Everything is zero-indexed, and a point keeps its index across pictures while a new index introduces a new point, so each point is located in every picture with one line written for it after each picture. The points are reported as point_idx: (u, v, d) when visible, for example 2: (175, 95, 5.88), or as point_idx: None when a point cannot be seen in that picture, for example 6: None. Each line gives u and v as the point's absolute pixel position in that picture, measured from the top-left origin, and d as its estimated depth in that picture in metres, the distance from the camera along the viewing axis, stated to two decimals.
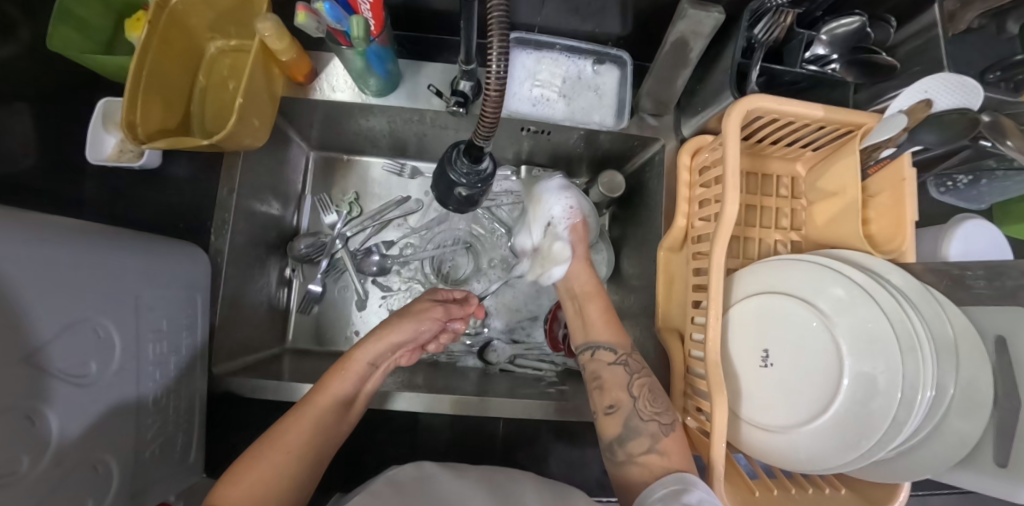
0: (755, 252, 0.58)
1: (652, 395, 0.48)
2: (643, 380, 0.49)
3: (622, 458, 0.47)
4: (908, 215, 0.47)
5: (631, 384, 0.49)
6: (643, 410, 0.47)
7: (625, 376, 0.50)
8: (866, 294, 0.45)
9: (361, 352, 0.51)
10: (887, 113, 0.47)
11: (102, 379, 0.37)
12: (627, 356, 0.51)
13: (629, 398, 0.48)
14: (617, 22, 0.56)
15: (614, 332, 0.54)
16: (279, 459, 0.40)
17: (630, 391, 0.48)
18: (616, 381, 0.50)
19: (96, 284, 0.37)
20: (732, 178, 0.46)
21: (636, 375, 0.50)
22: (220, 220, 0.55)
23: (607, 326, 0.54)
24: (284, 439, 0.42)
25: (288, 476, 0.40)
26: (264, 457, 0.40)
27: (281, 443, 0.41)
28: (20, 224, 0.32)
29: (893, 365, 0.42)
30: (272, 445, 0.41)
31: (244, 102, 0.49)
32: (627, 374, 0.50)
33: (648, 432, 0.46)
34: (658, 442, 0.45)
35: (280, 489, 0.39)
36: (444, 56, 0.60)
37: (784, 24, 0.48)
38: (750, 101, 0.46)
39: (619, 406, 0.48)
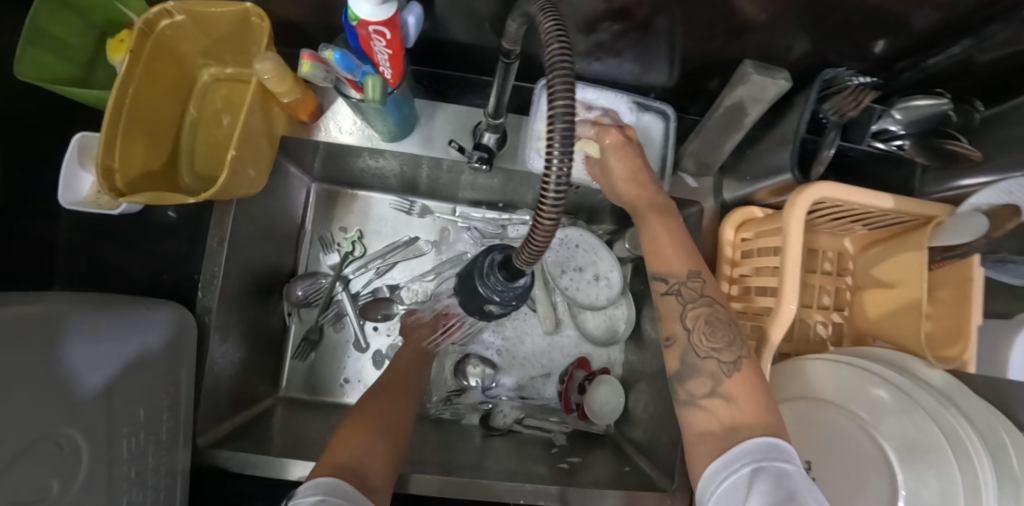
0: (794, 333, 0.53)
1: (710, 327, 0.40)
2: (701, 310, 0.41)
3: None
4: (973, 321, 0.43)
5: (686, 315, 0.41)
6: (700, 345, 0.39)
7: (678, 306, 0.41)
8: (906, 396, 0.41)
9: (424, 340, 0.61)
10: (962, 208, 0.43)
11: (65, 499, 0.32)
12: (682, 285, 0.42)
13: (683, 332, 0.41)
14: (664, 72, 0.50)
15: (684, 259, 0.43)
16: (385, 403, 0.47)
17: (684, 323, 0.41)
18: (671, 312, 0.42)
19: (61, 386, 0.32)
20: (792, 271, 0.42)
21: (690, 304, 0.41)
22: (208, 275, 0.49)
23: (674, 250, 0.43)
24: (388, 393, 0.49)
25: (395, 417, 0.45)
26: (380, 400, 0.47)
27: (382, 395, 0.48)
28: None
29: (947, 480, 0.36)
30: (375, 397, 0.47)
31: (238, 152, 0.43)
32: (680, 304, 0.41)
33: (707, 372, 0.38)
34: (721, 385, 0.37)
35: (388, 431, 0.43)
36: (467, 98, 0.54)
37: (863, 103, 0.40)
38: (823, 188, 0.41)
39: (675, 339, 0.41)
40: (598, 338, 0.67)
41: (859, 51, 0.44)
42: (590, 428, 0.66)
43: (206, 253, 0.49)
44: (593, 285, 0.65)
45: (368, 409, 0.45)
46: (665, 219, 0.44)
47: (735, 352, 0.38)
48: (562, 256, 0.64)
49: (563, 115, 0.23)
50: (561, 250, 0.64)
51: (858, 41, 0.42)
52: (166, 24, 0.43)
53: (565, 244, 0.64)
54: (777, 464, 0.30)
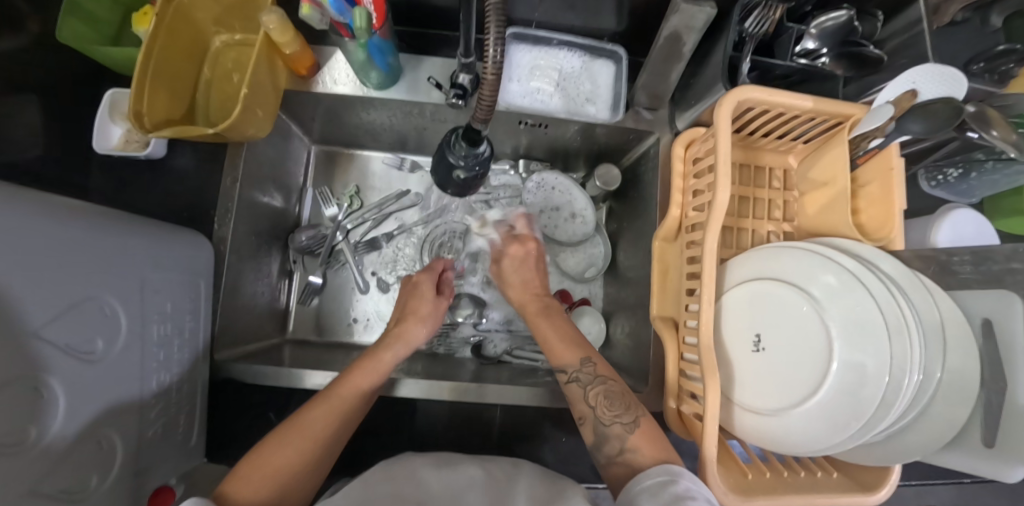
0: (748, 241, 0.59)
1: (608, 400, 0.47)
2: (599, 389, 0.48)
3: (601, 431, 0.46)
4: (895, 203, 0.48)
5: (587, 397, 0.48)
6: (603, 415, 0.46)
7: (580, 392, 0.49)
8: (857, 280, 0.45)
9: (387, 353, 0.52)
10: (874, 104, 0.49)
11: (108, 356, 0.38)
12: (579, 371, 0.50)
13: (589, 410, 0.48)
14: (612, 17, 0.58)
15: (573, 352, 0.52)
16: (302, 446, 0.42)
17: (588, 402, 0.48)
18: (576, 397, 0.49)
19: (102, 266, 0.38)
20: (725, 165, 0.47)
21: (590, 387, 0.49)
22: (223, 209, 0.56)
23: (565, 345, 0.53)
24: (308, 430, 0.43)
25: (302, 464, 0.42)
26: (286, 444, 0.42)
27: (298, 431, 0.43)
28: (28, 201, 0.32)
29: (882, 351, 0.43)
30: (290, 434, 0.43)
31: (249, 93, 0.50)
32: (581, 388, 0.49)
33: (614, 435, 0.45)
34: (627, 442, 0.44)
35: (288, 486, 0.41)
36: (443, 51, 0.61)
37: (773, 18, 0.49)
38: (745, 90, 0.47)
39: (585, 418, 0.48)
40: (579, 273, 0.73)
41: None
42: None
43: (221, 191, 0.56)
44: (569, 222, 0.71)
45: (283, 449, 0.42)
46: (522, 265, 0.62)
47: (634, 413, 0.46)
48: (540, 197, 0.71)
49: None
50: (539, 193, 0.71)
51: None
52: None
53: (542, 187, 0.71)
54: None
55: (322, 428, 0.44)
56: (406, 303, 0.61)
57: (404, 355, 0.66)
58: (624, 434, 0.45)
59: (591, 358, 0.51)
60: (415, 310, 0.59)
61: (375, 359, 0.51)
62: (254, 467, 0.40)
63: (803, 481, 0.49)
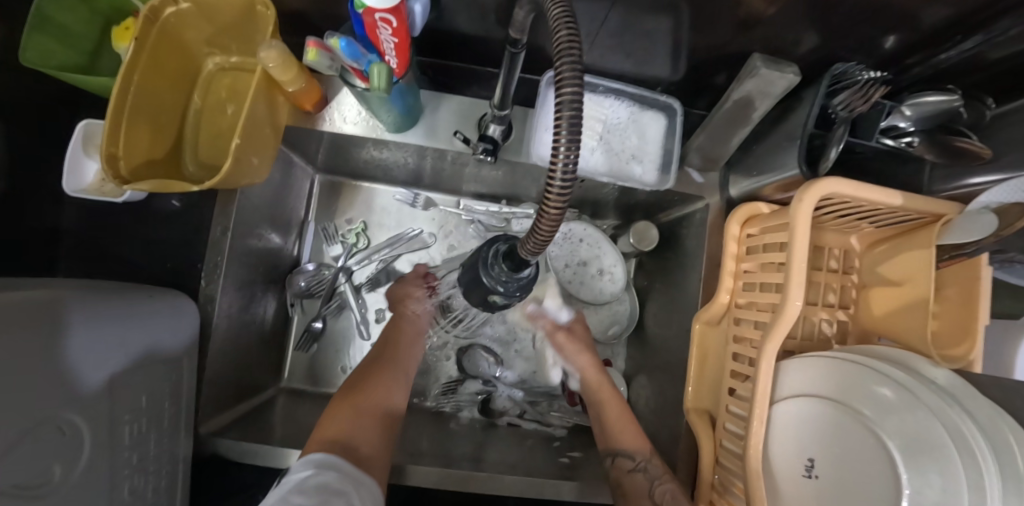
0: (798, 331, 0.53)
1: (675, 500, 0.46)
2: (665, 485, 0.48)
3: None
4: (980, 319, 0.42)
5: (653, 492, 0.47)
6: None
7: (647, 484, 0.48)
8: (914, 396, 0.39)
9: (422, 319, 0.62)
10: (971, 207, 0.42)
11: (66, 483, 0.32)
12: (645, 463, 0.50)
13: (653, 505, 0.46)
14: (669, 67, 0.50)
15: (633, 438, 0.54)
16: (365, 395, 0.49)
17: (653, 498, 0.47)
18: (638, 489, 0.48)
19: (55, 373, 0.32)
20: (799, 270, 0.41)
21: (657, 481, 0.48)
22: (211, 264, 0.49)
23: (627, 431, 0.54)
24: (365, 386, 0.50)
25: (372, 407, 0.48)
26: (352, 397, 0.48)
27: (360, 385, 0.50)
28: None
29: (952, 485, 0.36)
30: (354, 390, 0.49)
31: (242, 141, 0.42)
32: (647, 480, 0.48)
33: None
34: None
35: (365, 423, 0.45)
36: (472, 90, 0.54)
37: (874, 98, 0.40)
38: (830, 184, 0.40)
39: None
40: (601, 333, 0.67)
41: (870, 47, 0.43)
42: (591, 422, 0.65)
43: (209, 242, 0.49)
44: (597, 279, 0.64)
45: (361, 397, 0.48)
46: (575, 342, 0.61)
47: None
48: (566, 251, 0.63)
49: (571, 102, 0.24)
50: (565, 245, 0.63)
51: (869, 38, 0.42)
52: (172, 12, 0.43)
53: (569, 238, 0.63)
54: None
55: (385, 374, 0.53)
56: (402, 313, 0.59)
57: (408, 418, 0.61)
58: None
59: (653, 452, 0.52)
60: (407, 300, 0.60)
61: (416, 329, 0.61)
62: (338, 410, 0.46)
63: None
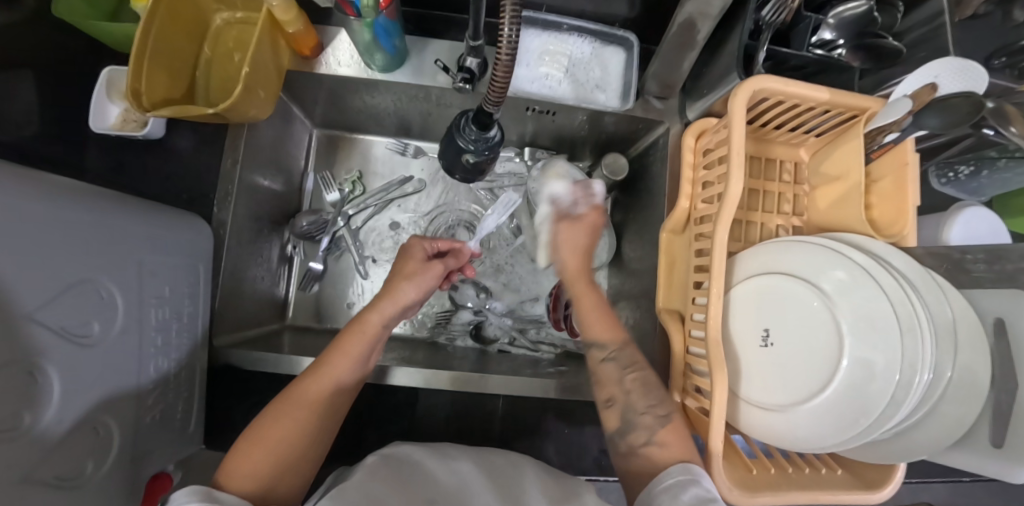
0: (755, 234, 0.58)
1: (645, 388, 0.48)
2: (636, 374, 0.49)
3: (630, 418, 0.47)
4: (909, 200, 0.48)
5: (623, 379, 0.48)
6: (638, 404, 0.47)
7: (617, 372, 0.49)
8: (867, 276, 0.45)
9: (374, 314, 0.49)
10: (892, 98, 0.48)
11: (106, 339, 0.37)
12: (618, 352, 0.49)
13: (620, 392, 0.48)
14: (624, 3, 0.57)
15: (608, 330, 0.50)
16: (296, 418, 0.43)
17: (622, 387, 0.48)
18: (610, 377, 0.49)
19: (96, 251, 0.37)
20: (738, 157, 0.47)
21: (627, 370, 0.49)
22: (223, 192, 0.55)
23: (603, 322, 0.51)
24: (298, 402, 0.43)
25: (298, 440, 0.42)
26: (280, 416, 0.42)
27: (281, 412, 0.43)
28: (18, 178, 0.31)
29: (893, 351, 0.42)
30: (285, 406, 0.43)
31: (250, 73, 0.49)
32: (618, 370, 0.49)
33: (643, 425, 0.46)
34: (656, 435, 0.45)
35: (285, 458, 0.41)
36: (451, 33, 0.60)
37: (793, 6, 0.47)
38: (759, 80, 0.46)
39: (615, 400, 0.48)
40: None
41: None
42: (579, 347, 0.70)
43: (221, 174, 0.55)
44: None
45: (280, 433, 0.42)
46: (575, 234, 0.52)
47: (667, 407, 0.47)
48: None
49: None
50: None
51: None
52: None
53: None
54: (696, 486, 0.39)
55: (311, 402, 0.44)
56: (400, 269, 0.53)
57: (406, 344, 0.66)
58: (653, 426, 0.46)
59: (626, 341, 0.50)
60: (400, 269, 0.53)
61: (363, 321, 0.49)
62: (247, 452, 0.40)
63: (807, 477, 0.49)
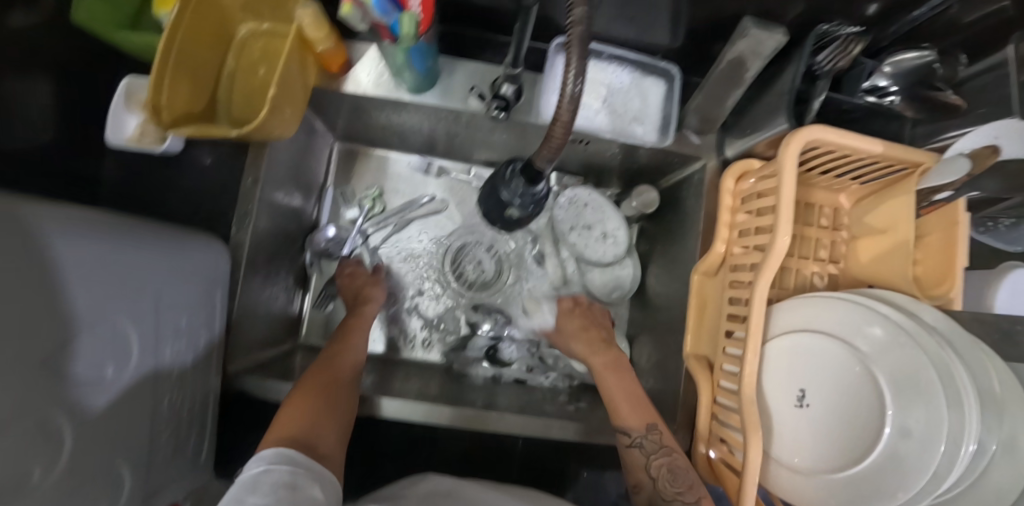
0: (789, 282, 0.56)
1: (672, 474, 0.45)
2: (663, 460, 0.46)
3: (658, 503, 0.44)
4: (956, 262, 0.45)
5: (650, 466, 0.46)
6: (664, 491, 0.44)
7: (641, 458, 0.47)
8: (909, 336, 0.42)
9: (371, 305, 0.62)
10: (947, 154, 0.46)
11: (119, 383, 0.35)
12: (644, 437, 0.48)
13: (649, 479, 0.46)
14: (669, 34, 0.54)
15: (639, 415, 0.50)
16: (328, 373, 0.49)
17: (650, 472, 0.46)
18: (636, 463, 0.47)
19: (113, 292, 0.34)
20: (787, 210, 0.44)
21: (652, 456, 0.46)
22: (242, 212, 0.52)
23: (632, 407, 0.51)
24: (325, 365, 0.50)
25: (335, 387, 0.48)
26: (315, 374, 0.49)
27: (315, 377, 0.48)
28: (33, 218, 0.28)
29: (935, 417, 0.39)
30: (316, 369, 0.49)
31: (278, 93, 0.46)
32: (643, 456, 0.47)
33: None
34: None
35: (327, 400, 0.46)
36: (485, 56, 0.57)
37: (851, 54, 0.45)
38: (811, 130, 0.44)
39: (642, 487, 0.47)
40: (604, 296, 0.70)
41: (854, 10, 0.47)
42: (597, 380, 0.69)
43: (241, 192, 0.53)
44: (601, 243, 0.66)
45: (315, 391, 0.46)
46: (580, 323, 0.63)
47: (697, 493, 0.43)
48: (571, 215, 0.66)
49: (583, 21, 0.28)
50: (570, 210, 0.67)
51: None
52: None
53: (574, 203, 0.66)
54: None
55: (339, 359, 0.52)
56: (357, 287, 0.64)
57: (420, 372, 0.64)
58: None
59: (658, 424, 0.49)
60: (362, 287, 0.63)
61: (366, 311, 0.61)
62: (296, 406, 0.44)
63: None
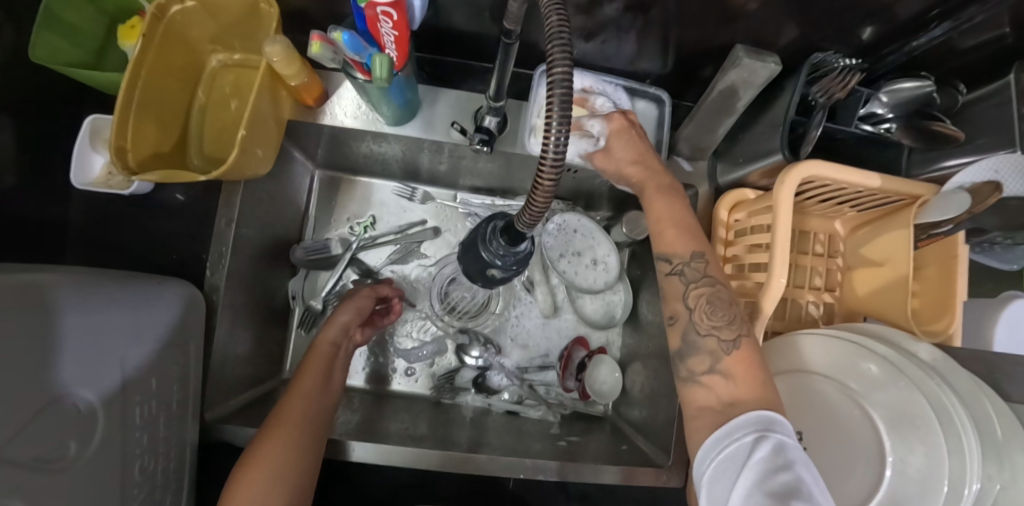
0: (787, 313, 0.54)
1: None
2: (705, 290, 0.40)
3: (691, 339, 0.39)
4: (957, 294, 0.44)
5: (688, 294, 0.41)
6: (700, 322, 0.39)
7: (680, 286, 0.41)
8: (900, 373, 0.42)
9: (331, 331, 0.55)
10: (946, 187, 0.44)
11: (84, 458, 0.33)
12: (685, 264, 0.41)
13: (686, 310, 0.41)
14: (658, 60, 0.53)
15: (687, 241, 0.42)
16: (288, 428, 0.43)
17: (686, 303, 0.41)
18: (674, 292, 0.41)
19: (60, 366, 0.32)
20: (782, 249, 0.43)
21: (692, 283, 0.41)
22: (216, 254, 0.50)
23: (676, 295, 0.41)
24: (284, 416, 0.44)
25: (293, 448, 0.42)
26: (273, 433, 0.43)
27: (275, 432, 0.43)
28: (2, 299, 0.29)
29: (932, 451, 0.39)
30: (272, 425, 0.44)
31: (248, 132, 0.44)
32: (683, 283, 0.41)
33: (707, 349, 0.38)
34: (719, 361, 0.38)
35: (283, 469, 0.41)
36: (468, 84, 0.56)
37: (850, 83, 0.42)
38: (809, 166, 0.42)
39: (677, 318, 0.41)
40: (595, 322, 0.68)
41: (849, 36, 0.46)
42: (590, 409, 0.68)
43: (214, 234, 0.51)
44: (591, 269, 0.65)
45: (275, 448, 0.41)
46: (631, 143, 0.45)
47: (735, 330, 0.38)
48: (560, 241, 0.65)
49: (562, 81, 0.24)
50: (559, 236, 0.65)
51: (847, 27, 0.44)
52: (178, 9, 0.44)
53: (563, 229, 0.65)
54: (775, 436, 0.31)
55: (297, 406, 0.46)
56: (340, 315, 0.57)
57: (408, 407, 0.62)
58: None
59: (704, 252, 0.42)
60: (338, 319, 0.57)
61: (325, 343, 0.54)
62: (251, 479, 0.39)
63: None
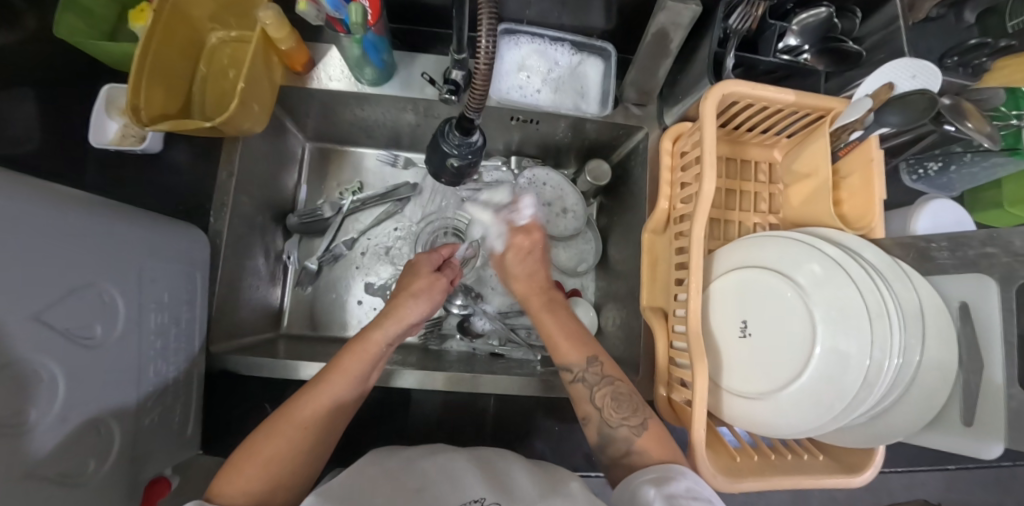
0: (735, 232, 0.60)
1: (616, 403, 0.49)
2: (605, 390, 0.50)
3: (608, 431, 0.48)
4: (876, 194, 0.50)
5: (596, 396, 0.50)
6: (611, 418, 0.48)
7: (589, 388, 0.51)
8: (843, 271, 0.46)
9: (378, 332, 0.50)
10: (855, 97, 0.51)
11: (107, 342, 0.38)
12: (586, 371, 0.51)
13: (595, 411, 0.50)
14: (602, 16, 0.60)
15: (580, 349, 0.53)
16: (291, 433, 0.42)
17: (595, 403, 0.50)
18: (582, 396, 0.51)
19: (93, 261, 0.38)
20: (711, 156, 0.49)
21: (596, 387, 0.50)
22: (219, 204, 0.57)
23: (569, 343, 0.54)
24: (295, 416, 0.43)
25: (293, 455, 0.42)
26: (276, 428, 0.42)
27: (283, 423, 0.42)
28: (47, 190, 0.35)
29: (865, 340, 0.43)
30: (279, 421, 0.43)
31: (246, 88, 0.51)
32: (587, 388, 0.51)
33: (620, 436, 0.47)
34: (635, 441, 0.46)
35: (281, 472, 0.41)
36: (437, 48, 0.63)
37: (756, 14, 0.51)
38: (728, 84, 0.49)
39: (589, 418, 0.50)
40: (570, 269, 0.74)
41: None
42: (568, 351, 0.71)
43: (217, 186, 0.57)
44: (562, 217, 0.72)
45: (273, 448, 0.41)
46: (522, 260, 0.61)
47: (641, 416, 0.48)
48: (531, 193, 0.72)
49: None
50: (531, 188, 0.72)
51: None
52: None
53: (533, 182, 0.72)
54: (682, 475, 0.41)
55: (321, 398, 0.45)
56: (405, 286, 0.56)
57: (399, 349, 0.67)
58: (630, 437, 0.47)
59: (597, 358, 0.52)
60: (408, 285, 0.56)
61: (367, 341, 0.49)
62: (242, 465, 0.40)
63: (789, 463, 0.50)
